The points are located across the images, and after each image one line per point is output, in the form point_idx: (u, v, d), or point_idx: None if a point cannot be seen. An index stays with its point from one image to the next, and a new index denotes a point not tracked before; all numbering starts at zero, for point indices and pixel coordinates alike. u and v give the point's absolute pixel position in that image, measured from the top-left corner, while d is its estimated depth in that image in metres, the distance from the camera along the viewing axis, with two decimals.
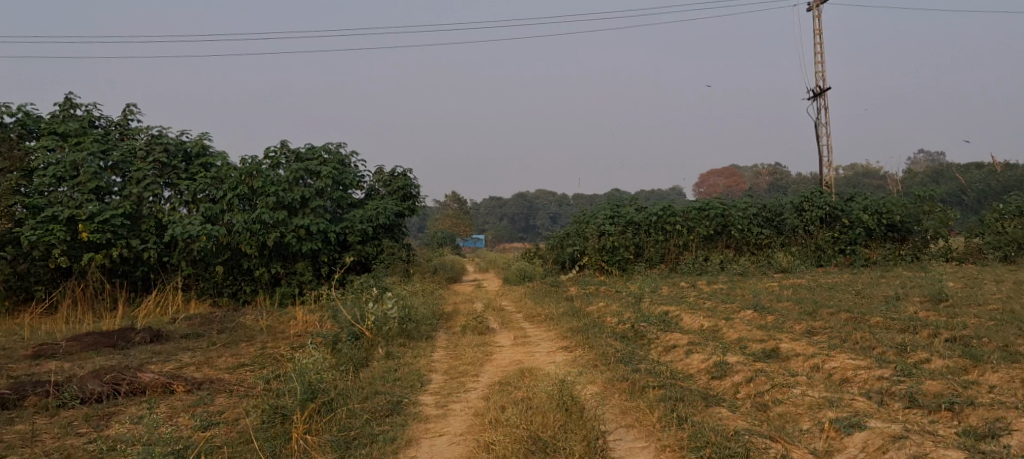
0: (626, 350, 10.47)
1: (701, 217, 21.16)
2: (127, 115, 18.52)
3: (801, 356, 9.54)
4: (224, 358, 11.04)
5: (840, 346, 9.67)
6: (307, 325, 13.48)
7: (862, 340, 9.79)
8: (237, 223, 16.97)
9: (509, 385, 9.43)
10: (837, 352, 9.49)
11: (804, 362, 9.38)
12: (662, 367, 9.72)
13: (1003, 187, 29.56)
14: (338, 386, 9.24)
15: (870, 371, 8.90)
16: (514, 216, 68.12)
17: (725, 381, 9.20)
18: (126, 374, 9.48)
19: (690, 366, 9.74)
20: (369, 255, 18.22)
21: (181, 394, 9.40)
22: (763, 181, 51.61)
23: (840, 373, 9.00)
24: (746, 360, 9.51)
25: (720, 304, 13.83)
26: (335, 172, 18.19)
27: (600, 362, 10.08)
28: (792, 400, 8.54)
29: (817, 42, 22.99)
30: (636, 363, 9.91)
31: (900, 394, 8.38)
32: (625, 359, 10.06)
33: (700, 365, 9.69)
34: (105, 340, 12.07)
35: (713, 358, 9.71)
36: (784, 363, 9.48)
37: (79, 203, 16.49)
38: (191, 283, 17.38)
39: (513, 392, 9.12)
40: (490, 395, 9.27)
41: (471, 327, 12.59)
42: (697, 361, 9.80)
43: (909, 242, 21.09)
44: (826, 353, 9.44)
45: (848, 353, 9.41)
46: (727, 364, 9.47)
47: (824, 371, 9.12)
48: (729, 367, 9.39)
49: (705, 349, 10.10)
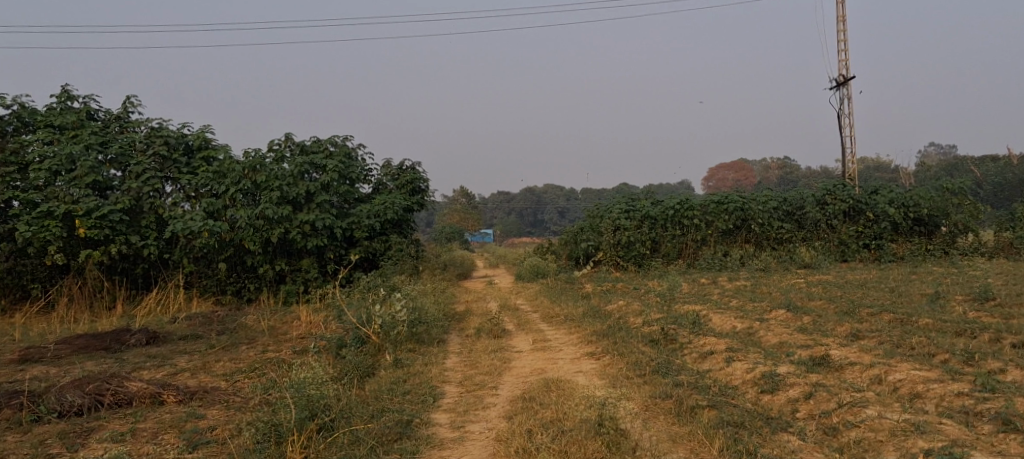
0: (658, 357, 9.69)
1: (720, 211, 20.35)
2: (127, 106, 17.74)
3: (856, 365, 8.74)
4: (222, 364, 10.30)
5: (897, 354, 8.88)
6: (310, 327, 12.71)
7: (920, 347, 9.01)
8: (240, 219, 16.21)
9: (534, 402, 8.68)
10: (897, 361, 8.70)
11: (862, 374, 8.58)
12: (704, 379, 8.94)
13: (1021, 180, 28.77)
14: (345, 403, 8.49)
15: (945, 386, 8.13)
16: (522, 212, 67.34)
17: (778, 397, 8.41)
18: (111, 384, 8.73)
19: (734, 376, 8.95)
20: (376, 251, 17.52)
21: (171, 406, 8.67)
22: (773, 175, 50.67)
23: (909, 387, 8.23)
24: (797, 371, 8.72)
25: (747, 303, 12.98)
26: (341, 165, 17.47)
27: (634, 374, 9.30)
28: (865, 423, 7.76)
29: (841, 29, 22.16)
30: (675, 374, 9.13)
31: (989, 416, 7.64)
32: (662, 370, 9.29)
33: (744, 376, 8.91)
34: (96, 343, 11.33)
35: (759, 368, 8.94)
36: (838, 373, 8.67)
37: (75, 198, 15.75)
38: (193, 281, 16.63)
39: (540, 412, 8.41)
40: (513, 414, 8.52)
41: (485, 330, 11.82)
42: (742, 371, 9.01)
43: (937, 236, 20.25)
44: (886, 364, 8.65)
45: (911, 363, 8.64)
46: (777, 376, 8.69)
47: (889, 385, 8.33)
48: (780, 380, 8.61)
49: (748, 356, 9.32)
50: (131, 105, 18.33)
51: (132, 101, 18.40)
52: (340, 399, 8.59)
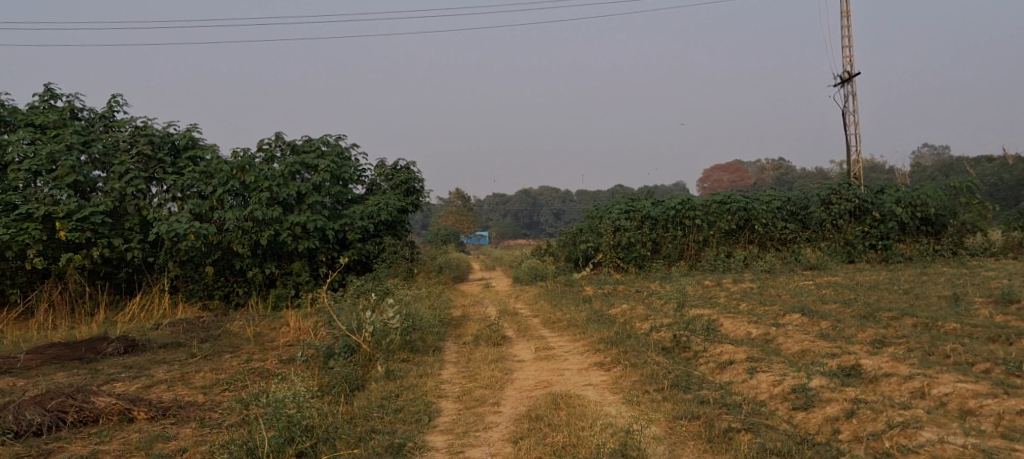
0: (675, 369, 9.07)
1: (723, 211, 19.73)
2: (112, 106, 17.08)
3: (892, 376, 8.16)
4: (202, 374, 9.65)
5: (936, 363, 8.32)
6: (298, 333, 12.07)
7: (959, 355, 8.46)
8: (228, 221, 15.60)
9: (543, 423, 8.06)
10: (938, 372, 8.13)
11: (901, 387, 8.01)
12: (725, 394, 8.35)
13: (1016, 181, 28.02)
14: (334, 426, 7.87)
15: (1001, 402, 7.56)
16: (517, 214, 66.69)
17: (813, 416, 7.81)
18: (75, 399, 8.15)
19: (759, 390, 8.37)
20: (369, 253, 16.89)
21: (142, 423, 8.10)
22: (769, 176, 50.09)
23: (958, 403, 7.66)
24: (832, 385, 8.12)
25: (758, 307, 12.37)
26: (333, 166, 16.85)
27: (651, 388, 8.69)
28: (925, 449, 7.12)
29: (845, 25, 21.60)
30: (696, 389, 8.54)
31: None
32: (681, 384, 8.68)
33: (772, 389, 8.33)
34: (70, 352, 10.64)
35: (787, 381, 8.35)
36: (873, 386, 8.10)
37: (55, 199, 15.01)
38: (179, 285, 15.93)
39: (549, 436, 7.79)
40: (519, 438, 7.88)
41: (484, 337, 11.18)
42: (768, 384, 8.43)
43: (945, 236, 19.63)
44: (927, 375, 8.07)
45: (955, 374, 8.07)
46: (809, 390, 8.10)
47: (935, 400, 7.76)
48: (813, 396, 8.01)
49: (772, 367, 8.73)
50: (115, 104, 17.69)
51: (117, 101, 17.75)
52: (330, 420, 8.00)
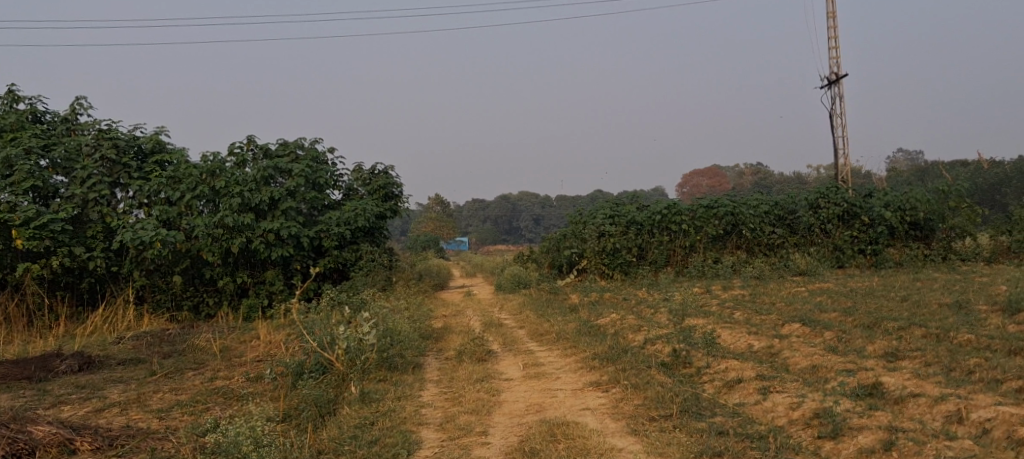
0: (682, 391, 8.46)
1: (709, 216, 19.15)
2: (75, 108, 16.24)
3: (920, 398, 7.67)
4: (161, 395, 8.96)
5: (965, 382, 7.86)
6: (268, 347, 11.36)
7: (987, 373, 8.00)
8: (197, 229, 14.85)
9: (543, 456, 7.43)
10: (973, 392, 7.65)
11: (933, 410, 7.50)
12: (742, 420, 7.81)
13: (994, 183, 27.61)
14: None
15: None
16: (497, 219, 66.02)
17: (845, 446, 7.26)
18: (10, 429, 7.45)
19: (777, 415, 7.84)
20: (346, 261, 16.21)
21: (86, 456, 7.46)
22: (748, 181, 49.64)
23: (1004, 430, 7.15)
24: (857, 410, 7.60)
25: (754, 316, 11.79)
26: (308, 170, 16.10)
27: (658, 414, 8.09)
28: None
29: (831, 25, 21.10)
30: (709, 415, 7.98)
31: None
32: (689, 409, 8.11)
33: (791, 414, 7.81)
34: (19, 372, 9.86)
35: (806, 404, 7.84)
36: (901, 409, 7.59)
37: (11, 205, 14.14)
38: (145, 295, 15.13)
39: None
40: None
41: (467, 352, 10.52)
42: (785, 407, 7.91)
43: (934, 240, 19.02)
44: (961, 397, 7.56)
45: (989, 395, 7.59)
46: (834, 413, 7.59)
47: (976, 427, 7.24)
48: (839, 421, 7.48)
49: (786, 387, 8.22)
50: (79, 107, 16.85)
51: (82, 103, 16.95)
52: None
